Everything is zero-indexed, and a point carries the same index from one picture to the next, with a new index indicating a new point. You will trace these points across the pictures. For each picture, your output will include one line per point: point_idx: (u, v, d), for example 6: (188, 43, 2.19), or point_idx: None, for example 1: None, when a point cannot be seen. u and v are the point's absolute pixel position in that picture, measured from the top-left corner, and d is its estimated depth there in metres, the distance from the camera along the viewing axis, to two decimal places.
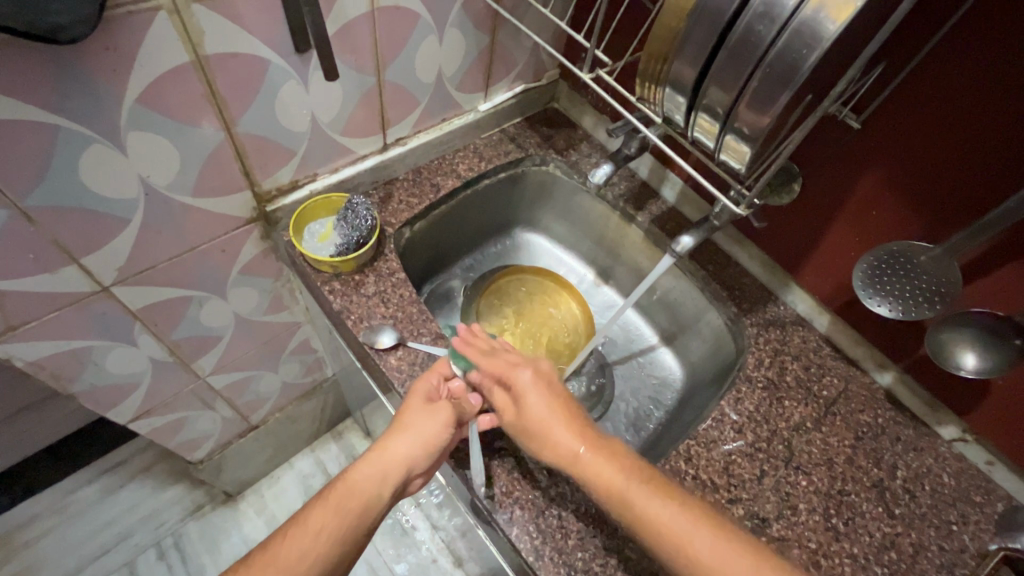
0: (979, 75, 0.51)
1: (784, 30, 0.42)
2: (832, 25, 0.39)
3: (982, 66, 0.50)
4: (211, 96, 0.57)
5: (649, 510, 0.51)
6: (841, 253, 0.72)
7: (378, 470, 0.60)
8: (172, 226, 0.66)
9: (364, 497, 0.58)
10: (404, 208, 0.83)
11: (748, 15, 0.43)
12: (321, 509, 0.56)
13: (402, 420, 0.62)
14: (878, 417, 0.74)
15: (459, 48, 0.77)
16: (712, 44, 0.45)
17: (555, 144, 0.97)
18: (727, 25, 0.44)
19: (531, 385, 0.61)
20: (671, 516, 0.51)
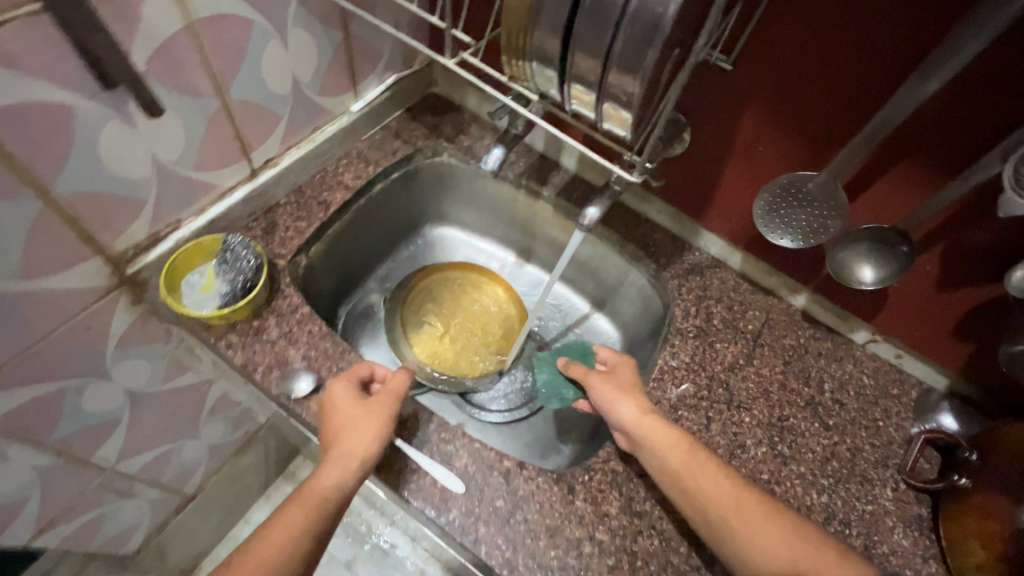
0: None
1: None
2: None
3: None
4: (7, 161, 0.47)
5: (700, 473, 0.57)
6: (738, 193, 0.74)
7: (337, 467, 0.56)
8: (7, 318, 0.55)
9: (329, 495, 0.55)
10: (294, 234, 0.76)
11: None
12: (289, 516, 0.55)
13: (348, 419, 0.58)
14: (799, 337, 0.78)
15: (309, 49, 0.69)
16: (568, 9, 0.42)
17: (443, 132, 0.91)
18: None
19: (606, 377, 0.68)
20: (717, 476, 0.57)
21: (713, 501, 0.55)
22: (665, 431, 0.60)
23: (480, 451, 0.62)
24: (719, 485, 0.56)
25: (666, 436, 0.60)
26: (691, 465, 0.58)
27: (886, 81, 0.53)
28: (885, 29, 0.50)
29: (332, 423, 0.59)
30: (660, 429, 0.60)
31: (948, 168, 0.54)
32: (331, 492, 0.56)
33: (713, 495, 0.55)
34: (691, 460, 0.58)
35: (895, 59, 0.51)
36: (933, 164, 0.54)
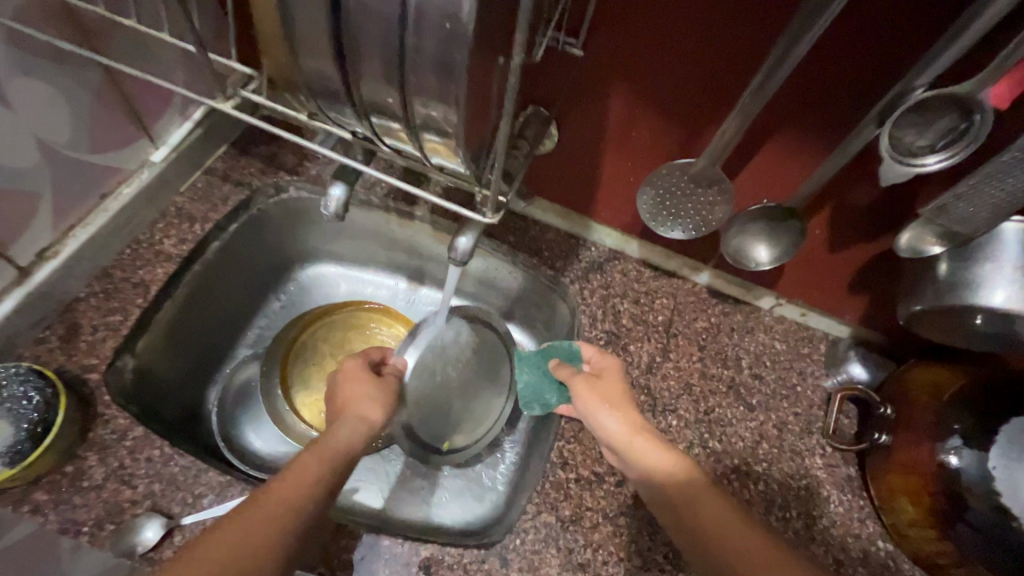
0: None
1: None
2: None
3: None
4: None
5: (704, 502, 0.49)
6: (620, 183, 0.67)
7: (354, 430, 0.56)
8: None
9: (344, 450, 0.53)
10: (105, 334, 0.60)
11: None
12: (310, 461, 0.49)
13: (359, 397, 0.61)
14: (710, 318, 0.74)
15: (55, 106, 0.57)
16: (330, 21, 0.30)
17: (282, 162, 0.76)
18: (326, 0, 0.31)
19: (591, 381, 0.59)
20: (721, 510, 0.48)
21: (717, 542, 0.46)
22: (655, 453, 0.53)
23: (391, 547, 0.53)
24: (722, 519, 0.47)
25: (658, 458, 0.52)
26: (689, 489, 0.50)
27: (754, 41, 0.46)
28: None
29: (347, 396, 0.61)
30: (653, 445, 0.54)
31: (827, 137, 0.48)
32: (343, 449, 0.53)
33: (714, 528, 0.47)
34: (688, 483, 0.50)
35: (760, 15, 0.44)
36: (812, 133, 0.49)
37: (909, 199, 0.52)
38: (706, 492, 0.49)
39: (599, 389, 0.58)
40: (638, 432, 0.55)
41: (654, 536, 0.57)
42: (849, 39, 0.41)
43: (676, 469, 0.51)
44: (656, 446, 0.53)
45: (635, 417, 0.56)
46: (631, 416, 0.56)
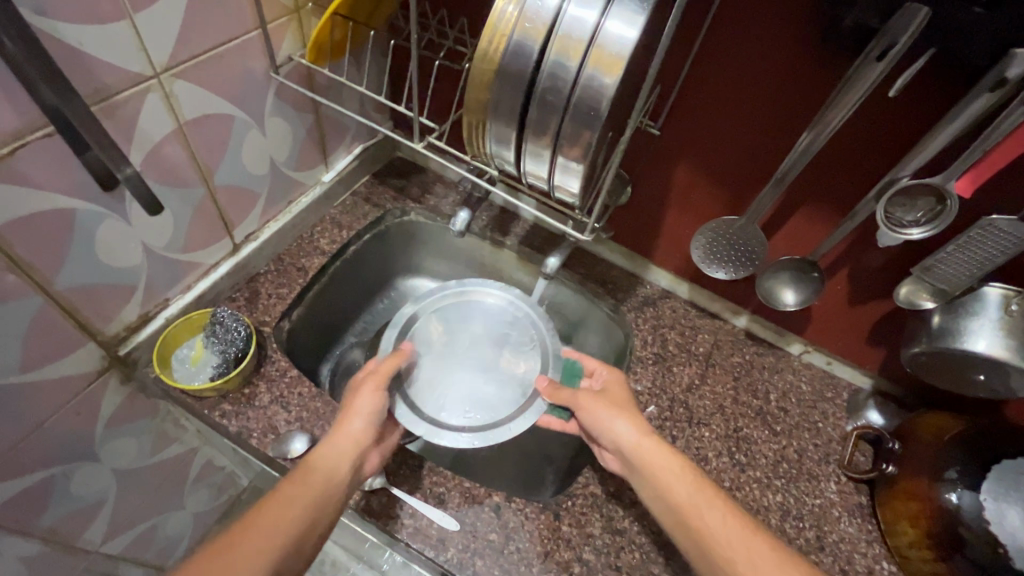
0: (738, 81, 0.61)
1: (576, 85, 0.44)
2: (610, 78, 0.43)
3: (738, 72, 0.60)
4: (15, 266, 0.50)
5: (704, 517, 0.54)
6: (677, 234, 0.83)
7: (344, 447, 0.58)
8: (9, 411, 0.56)
9: (329, 475, 0.56)
10: (276, 301, 0.80)
11: (542, 78, 0.45)
12: (283, 488, 0.53)
13: (350, 402, 0.63)
14: (745, 355, 0.87)
15: (285, 134, 0.75)
16: (520, 103, 0.47)
17: (410, 193, 0.98)
18: (520, 94, 0.46)
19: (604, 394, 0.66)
20: (726, 523, 0.53)
21: (725, 549, 0.51)
22: (660, 460, 0.59)
23: (472, 489, 0.68)
24: (731, 534, 0.52)
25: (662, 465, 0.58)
26: (693, 504, 0.55)
27: (789, 136, 0.62)
28: (781, 105, 0.60)
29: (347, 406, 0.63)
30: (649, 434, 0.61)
31: (844, 209, 0.64)
32: (327, 474, 0.55)
33: (719, 536, 0.52)
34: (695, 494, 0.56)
35: (795, 119, 0.60)
36: (831, 204, 0.64)
37: (912, 262, 0.65)
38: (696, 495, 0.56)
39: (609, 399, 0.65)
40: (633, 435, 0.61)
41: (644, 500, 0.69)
42: (859, 139, 0.57)
43: (681, 482, 0.57)
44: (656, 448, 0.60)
45: (642, 422, 0.62)
46: (641, 423, 0.62)
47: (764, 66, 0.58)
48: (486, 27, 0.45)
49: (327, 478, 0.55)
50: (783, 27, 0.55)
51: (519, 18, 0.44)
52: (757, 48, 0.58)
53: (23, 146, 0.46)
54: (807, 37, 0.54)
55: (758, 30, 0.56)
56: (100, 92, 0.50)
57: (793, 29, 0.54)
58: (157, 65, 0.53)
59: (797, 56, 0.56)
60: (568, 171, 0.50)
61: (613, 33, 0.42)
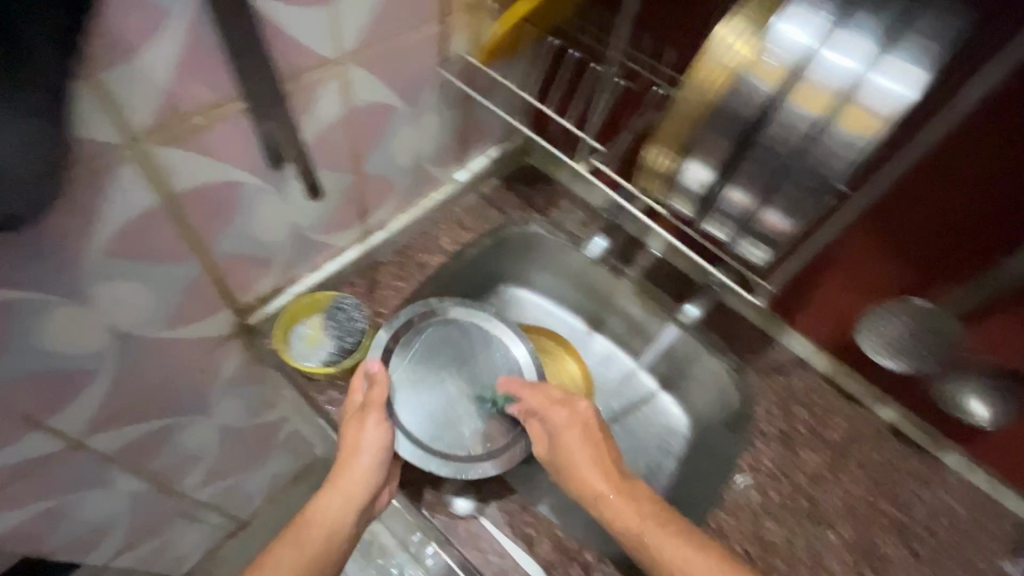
0: (963, 155, 0.50)
1: (815, 138, 0.37)
2: (863, 138, 0.36)
3: (966, 145, 0.49)
4: (184, 231, 0.51)
5: None
6: (831, 303, 0.73)
7: (346, 496, 0.56)
8: (149, 364, 0.58)
9: (325, 530, 0.54)
10: (393, 293, 0.79)
11: (772, 125, 0.38)
12: (280, 548, 0.53)
13: (352, 440, 0.58)
14: (888, 454, 0.75)
15: (435, 128, 0.73)
16: (732, 148, 0.41)
17: (535, 203, 0.95)
18: (729, 147, 0.41)
19: (571, 422, 0.60)
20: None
21: None
22: (674, 549, 0.52)
23: (563, 539, 0.63)
24: None
25: (590, 474, 0.57)
26: None
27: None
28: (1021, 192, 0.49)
29: (348, 445, 0.58)
30: (563, 442, 0.60)
31: None
32: (325, 532, 0.54)
33: None
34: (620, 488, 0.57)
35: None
36: None
37: None
38: (642, 497, 0.56)
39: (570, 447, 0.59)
40: (570, 422, 0.61)
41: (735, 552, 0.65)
42: None
43: (592, 467, 0.58)
44: (579, 445, 0.59)
45: (610, 472, 0.58)
46: (612, 477, 0.57)
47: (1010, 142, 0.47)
48: (697, 57, 0.40)
49: (326, 532, 0.54)
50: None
51: (756, 53, 0.38)
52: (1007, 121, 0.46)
53: (216, 120, 0.46)
54: None
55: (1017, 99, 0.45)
56: (290, 73, 0.49)
57: None
58: (343, 50, 0.52)
59: None
60: (759, 242, 0.45)
61: (880, 88, 0.35)
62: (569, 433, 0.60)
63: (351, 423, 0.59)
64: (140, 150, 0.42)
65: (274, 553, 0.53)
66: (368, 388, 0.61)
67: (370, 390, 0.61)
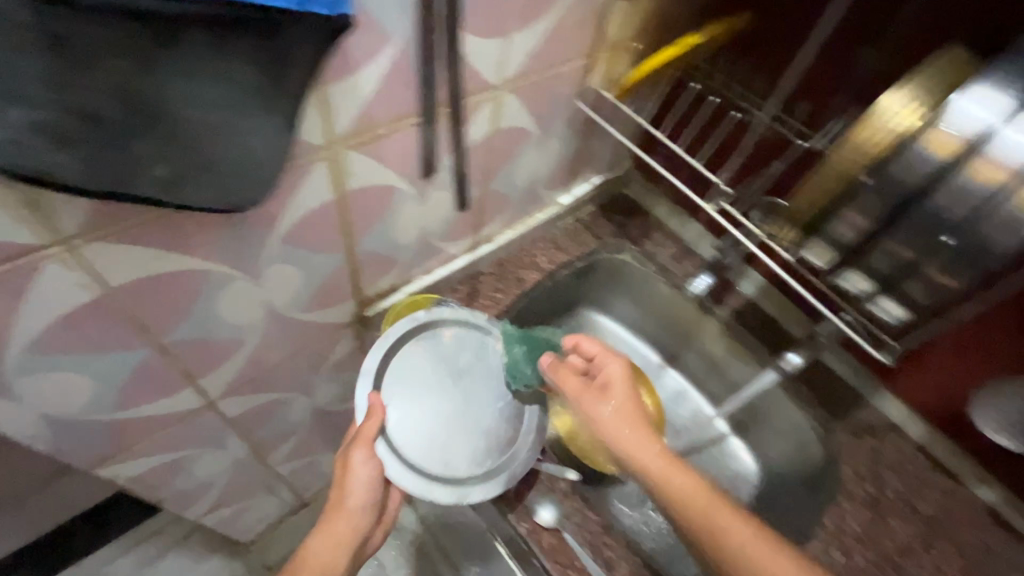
0: None
1: (979, 213, 0.39)
2: None
3: None
4: (343, 227, 0.56)
5: (729, 554, 0.48)
6: (943, 371, 0.71)
7: (328, 541, 0.59)
8: (284, 340, 0.64)
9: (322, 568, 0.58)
10: (491, 304, 0.83)
11: (936, 195, 0.40)
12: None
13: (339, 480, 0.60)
14: (985, 536, 0.71)
15: (555, 154, 0.77)
16: (893, 209, 0.43)
17: (629, 233, 0.97)
18: (882, 214, 0.43)
19: (616, 380, 0.61)
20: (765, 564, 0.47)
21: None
22: (715, 506, 0.50)
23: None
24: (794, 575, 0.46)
25: (648, 449, 0.56)
26: (717, 540, 0.49)
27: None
28: None
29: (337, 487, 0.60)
30: (639, 457, 0.56)
31: None
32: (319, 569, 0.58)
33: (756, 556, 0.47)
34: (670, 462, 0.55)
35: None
36: None
37: None
38: (650, 451, 0.56)
39: (598, 405, 0.59)
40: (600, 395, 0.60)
41: None
42: None
43: (653, 444, 0.56)
44: (635, 431, 0.57)
45: (629, 435, 0.57)
46: (650, 441, 0.56)
47: None
48: (863, 121, 0.42)
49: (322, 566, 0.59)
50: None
51: (931, 126, 0.39)
52: None
53: (399, 129, 0.51)
54: None
55: None
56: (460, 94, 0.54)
57: None
58: (502, 78, 0.57)
59: None
60: (901, 303, 0.47)
61: None
62: (611, 414, 0.58)
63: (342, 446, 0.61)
64: (334, 152, 0.48)
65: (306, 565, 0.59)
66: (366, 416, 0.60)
67: (362, 423, 0.59)
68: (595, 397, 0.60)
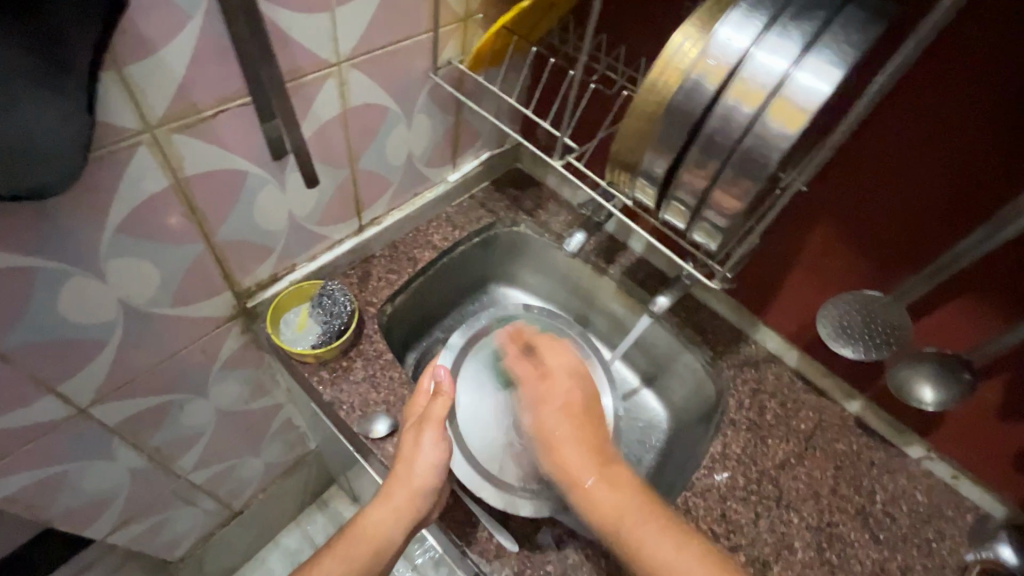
0: (916, 143, 0.55)
1: (748, 132, 0.42)
2: (790, 131, 0.40)
3: (921, 130, 0.54)
4: (190, 213, 0.56)
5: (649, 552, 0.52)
6: (801, 299, 0.77)
7: (389, 515, 0.61)
8: (154, 338, 0.63)
9: (376, 541, 0.61)
10: (384, 284, 0.83)
11: (713, 119, 0.43)
12: (333, 556, 0.61)
13: (408, 451, 0.62)
14: (852, 444, 0.78)
15: (426, 131, 0.79)
16: (683, 138, 0.45)
17: (523, 205, 0.98)
18: (682, 143, 0.46)
19: (548, 394, 0.64)
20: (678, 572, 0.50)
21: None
22: (623, 507, 0.54)
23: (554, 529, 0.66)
24: None
25: (566, 452, 0.58)
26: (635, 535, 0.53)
27: (974, 217, 0.55)
28: (965, 171, 0.53)
29: (407, 458, 0.62)
30: (561, 461, 0.58)
31: (1011, 309, 0.57)
32: (373, 541, 0.61)
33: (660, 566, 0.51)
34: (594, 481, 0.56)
35: (986, 189, 0.53)
36: (1002, 301, 0.57)
37: None
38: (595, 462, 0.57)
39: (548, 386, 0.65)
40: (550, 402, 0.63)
41: None
42: None
43: (579, 444, 0.58)
44: (565, 424, 0.60)
45: (587, 460, 0.57)
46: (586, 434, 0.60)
47: (956, 129, 0.52)
48: (658, 60, 0.45)
49: (378, 536, 0.61)
50: (998, 83, 0.48)
51: (700, 57, 0.43)
52: (950, 114, 0.52)
53: (225, 109, 0.51)
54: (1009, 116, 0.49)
55: (954, 87, 0.50)
56: (293, 72, 0.55)
57: (993, 103, 0.49)
58: (341, 55, 0.58)
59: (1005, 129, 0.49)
60: (714, 230, 0.50)
61: (802, 85, 0.39)
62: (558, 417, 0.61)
63: (432, 415, 0.63)
64: (154, 134, 0.47)
65: (343, 547, 0.62)
66: (432, 394, 0.65)
67: (433, 399, 0.64)
68: (536, 363, 0.68)
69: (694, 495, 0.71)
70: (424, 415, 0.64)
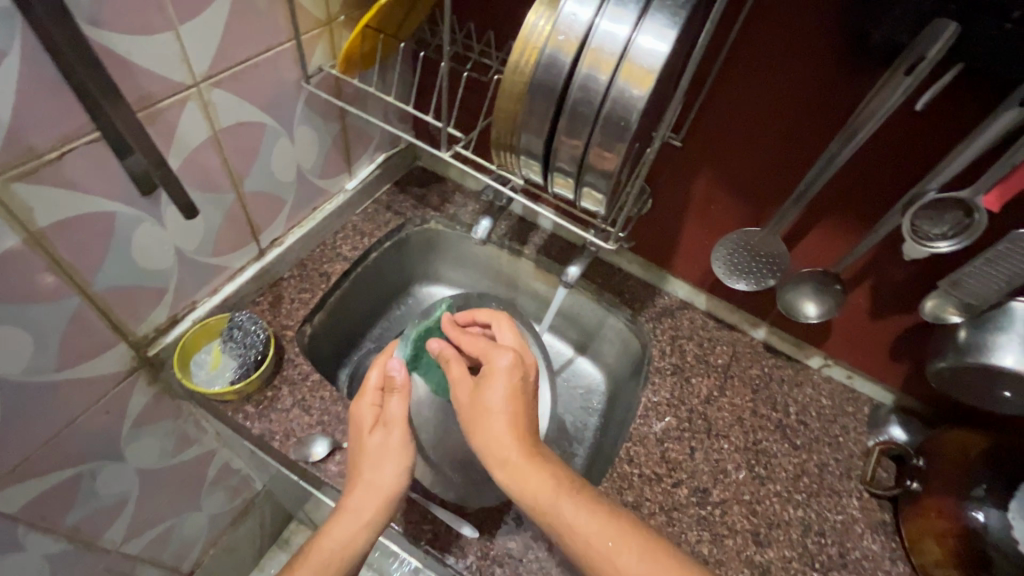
0: (761, 90, 0.61)
1: (606, 97, 0.45)
2: (640, 91, 0.44)
3: (762, 77, 0.60)
4: (55, 266, 0.51)
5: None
6: (698, 247, 0.83)
7: (352, 528, 0.57)
8: (43, 409, 0.57)
9: (341, 556, 0.56)
10: (299, 305, 0.81)
11: (574, 90, 0.46)
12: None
13: (364, 455, 0.60)
14: (764, 367, 0.86)
15: (312, 142, 0.76)
16: (552, 111, 0.47)
17: (429, 202, 0.98)
18: (552, 115, 0.48)
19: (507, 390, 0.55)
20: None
21: None
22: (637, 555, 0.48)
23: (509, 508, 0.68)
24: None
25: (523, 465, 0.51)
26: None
27: (815, 149, 0.63)
28: (803, 109, 0.60)
29: (362, 459, 0.60)
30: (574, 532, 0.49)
31: (861, 222, 0.65)
32: (331, 561, 0.56)
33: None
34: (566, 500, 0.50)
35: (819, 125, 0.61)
36: (853, 217, 0.65)
37: (926, 282, 0.67)
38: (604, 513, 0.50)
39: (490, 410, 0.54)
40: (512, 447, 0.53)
41: (624, 490, 0.72)
42: (888, 139, 0.57)
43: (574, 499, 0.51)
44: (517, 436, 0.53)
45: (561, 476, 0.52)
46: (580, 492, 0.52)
47: (789, 72, 0.59)
48: (517, 42, 0.46)
49: (340, 552, 0.56)
50: (814, 26, 0.55)
51: (551, 32, 0.45)
52: (781, 61, 0.58)
53: (71, 150, 0.48)
54: (827, 55, 0.56)
55: (778, 34, 0.57)
56: (145, 100, 0.51)
57: (813, 45, 0.56)
58: (198, 74, 0.55)
59: (827, 68, 0.57)
60: (596, 196, 0.52)
61: (644, 48, 0.43)
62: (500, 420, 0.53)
63: (390, 416, 0.61)
64: None
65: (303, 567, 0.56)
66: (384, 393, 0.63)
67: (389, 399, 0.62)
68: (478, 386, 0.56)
69: (634, 444, 0.76)
70: (380, 414, 0.62)
